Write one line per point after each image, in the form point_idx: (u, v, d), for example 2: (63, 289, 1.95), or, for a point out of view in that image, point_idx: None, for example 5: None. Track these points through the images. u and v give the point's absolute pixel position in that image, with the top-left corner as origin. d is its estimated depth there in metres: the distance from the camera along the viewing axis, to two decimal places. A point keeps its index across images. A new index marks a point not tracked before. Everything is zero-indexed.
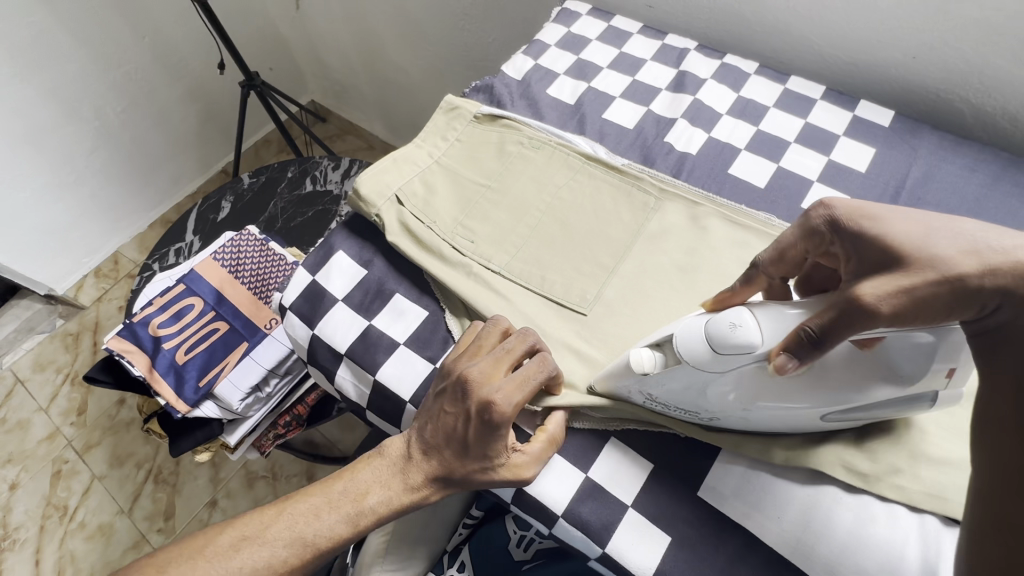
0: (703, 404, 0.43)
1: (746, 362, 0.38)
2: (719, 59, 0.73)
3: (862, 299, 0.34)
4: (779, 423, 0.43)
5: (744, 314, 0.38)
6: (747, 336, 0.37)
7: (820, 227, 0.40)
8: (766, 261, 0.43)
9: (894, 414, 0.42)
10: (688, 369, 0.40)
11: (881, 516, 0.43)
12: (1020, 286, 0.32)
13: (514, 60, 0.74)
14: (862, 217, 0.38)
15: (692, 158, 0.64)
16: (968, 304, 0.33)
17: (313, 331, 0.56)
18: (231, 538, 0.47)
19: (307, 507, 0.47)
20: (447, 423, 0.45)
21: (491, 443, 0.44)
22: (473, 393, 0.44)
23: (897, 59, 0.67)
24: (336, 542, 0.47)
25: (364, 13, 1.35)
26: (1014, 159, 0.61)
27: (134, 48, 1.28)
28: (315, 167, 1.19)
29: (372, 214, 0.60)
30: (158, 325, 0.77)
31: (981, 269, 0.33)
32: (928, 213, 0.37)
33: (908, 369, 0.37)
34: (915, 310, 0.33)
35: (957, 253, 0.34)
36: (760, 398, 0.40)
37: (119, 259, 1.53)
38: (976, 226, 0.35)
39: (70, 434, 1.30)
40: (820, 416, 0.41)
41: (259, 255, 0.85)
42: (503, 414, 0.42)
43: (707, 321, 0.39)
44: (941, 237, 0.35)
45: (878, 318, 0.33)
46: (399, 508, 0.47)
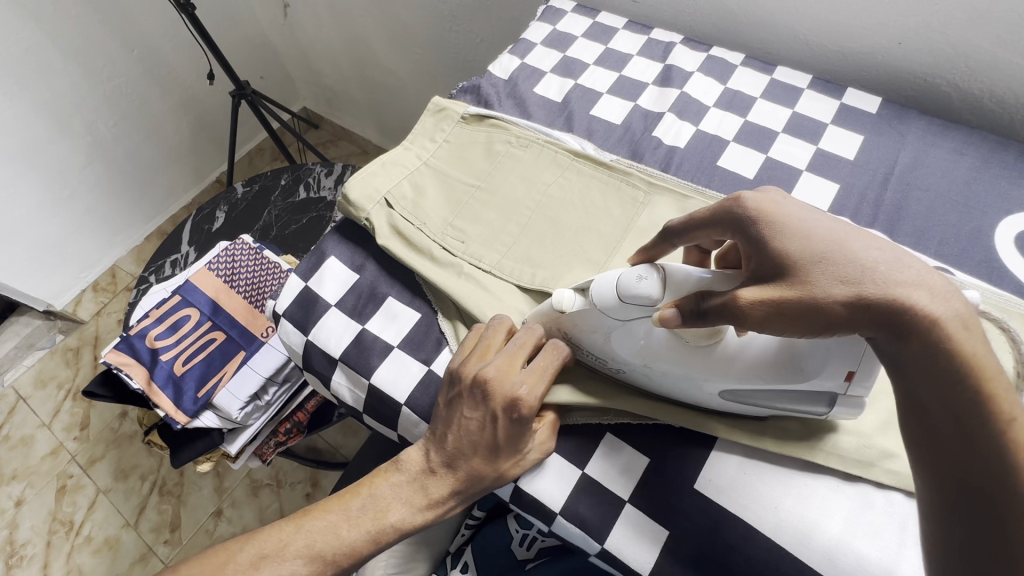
0: (614, 357, 0.45)
1: (642, 314, 0.41)
2: (705, 51, 0.73)
3: (738, 303, 0.33)
4: (684, 394, 0.46)
5: (652, 270, 0.40)
6: (648, 290, 0.39)
7: (729, 216, 0.37)
8: (676, 231, 0.43)
9: (796, 408, 0.43)
10: (597, 314, 0.43)
11: (878, 503, 0.43)
12: (891, 322, 0.30)
13: (499, 60, 0.74)
14: (766, 222, 0.35)
15: (681, 151, 0.64)
16: (837, 330, 0.32)
17: (307, 337, 0.57)
18: (250, 556, 0.47)
19: (326, 525, 0.48)
20: (470, 428, 0.45)
21: (521, 439, 0.44)
22: (497, 395, 0.44)
23: (882, 45, 0.67)
24: (357, 557, 0.47)
25: (352, 18, 1.35)
26: (1004, 141, 0.61)
27: (122, 61, 1.28)
28: (308, 174, 1.19)
29: (362, 219, 0.60)
30: (155, 336, 0.77)
31: (852, 300, 0.31)
32: (836, 230, 0.33)
33: (805, 364, 0.39)
34: (784, 323, 0.33)
35: (837, 283, 0.31)
36: (659, 360, 0.43)
37: (117, 272, 1.53)
38: (876, 253, 0.31)
39: (73, 449, 1.30)
40: (718, 394, 0.43)
41: (253, 263, 0.85)
42: (532, 408, 0.43)
43: (624, 269, 0.42)
44: (832, 263, 0.32)
45: (746, 321, 0.33)
46: (422, 519, 0.48)
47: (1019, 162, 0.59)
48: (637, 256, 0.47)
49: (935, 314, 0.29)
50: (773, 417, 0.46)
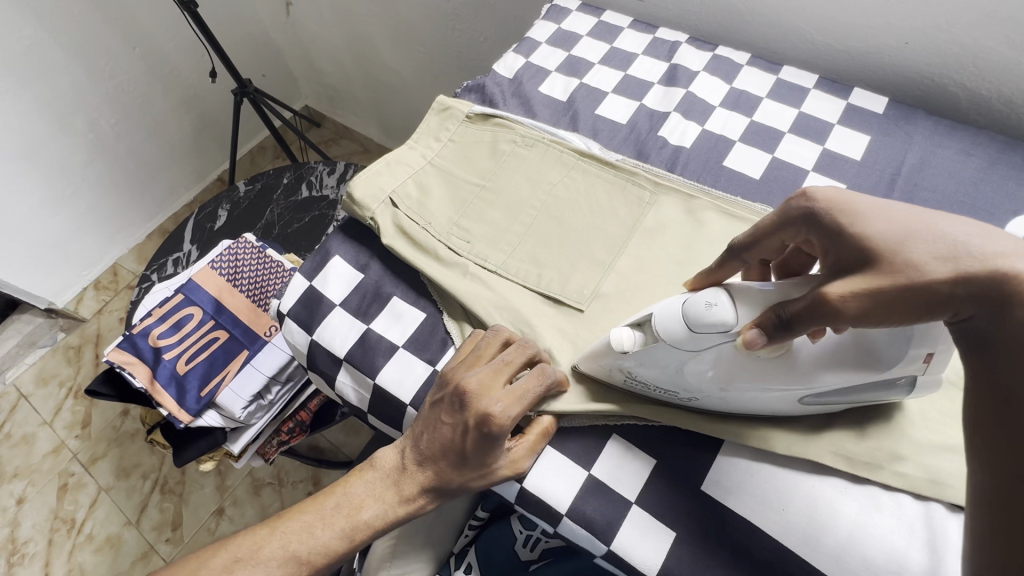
0: (684, 385, 0.44)
1: (720, 340, 0.40)
2: (711, 51, 0.73)
3: (828, 297, 0.34)
4: (756, 408, 0.45)
5: (720, 295, 0.40)
6: (721, 315, 0.39)
7: (798, 217, 0.40)
8: (740, 245, 0.44)
9: (874, 398, 0.44)
10: (666, 348, 0.42)
11: (886, 505, 0.43)
12: (989, 293, 0.31)
13: (504, 59, 0.74)
14: (840, 210, 0.37)
15: (686, 151, 0.64)
16: (939, 310, 0.32)
17: (312, 337, 0.56)
18: (223, 560, 0.48)
19: (299, 526, 0.48)
20: (443, 434, 0.45)
21: (489, 454, 0.44)
22: (470, 405, 0.44)
23: (889, 45, 0.66)
24: (331, 556, 0.48)
25: (354, 17, 1.35)
26: (1012, 141, 0.60)
27: (124, 58, 1.28)
28: (311, 173, 1.19)
29: (366, 218, 0.59)
30: (158, 335, 0.77)
31: (952, 277, 0.32)
32: (914, 212, 0.35)
33: (881, 354, 0.39)
34: (883, 312, 0.33)
35: (931, 258, 0.32)
36: (738, 377, 0.42)
37: (118, 270, 1.53)
38: (962, 228, 0.33)
39: (75, 447, 1.30)
40: (797, 401, 0.43)
41: (256, 262, 0.85)
42: (502, 427, 0.43)
43: (686, 299, 0.41)
44: (920, 240, 0.33)
45: (843, 317, 0.34)
46: (395, 518, 0.48)
47: None
48: (696, 279, 0.47)
49: None
50: (780, 418, 0.46)
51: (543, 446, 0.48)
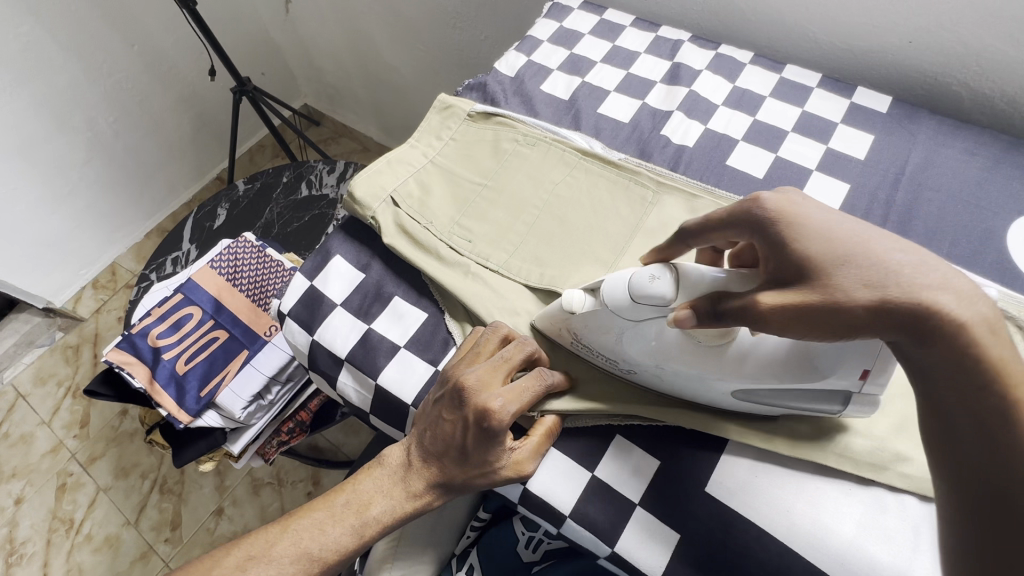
0: (625, 356, 0.45)
1: (655, 314, 0.42)
2: (714, 50, 0.72)
3: (758, 305, 0.34)
4: (692, 393, 0.46)
5: (665, 270, 0.40)
6: (661, 290, 0.40)
7: (744, 219, 0.37)
8: (690, 232, 0.42)
9: (807, 406, 0.43)
10: (608, 313, 0.43)
11: (891, 507, 0.43)
12: (913, 324, 0.30)
13: (506, 57, 0.74)
14: (787, 222, 0.35)
15: (689, 150, 0.63)
16: (860, 333, 0.32)
17: (312, 337, 0.56)
18: (237, 559, 0.47)
19: (311, 523, 0.47)
20: (444, 431, 0.45)
21: (490, 450, 0.44)
22: (467, 401, 0.43)
23: (893, 44, 0.66)
24: (342, 554, 0.47)
25: (354, 15, 1.34)
26: (1016, 141, 0.60)
27: (122, 56, 1.27)
28: (310, 172, 1.18)
29: (368, 217, 0.59)
30: (157, 335, 0.77)
31: (875, 304, 0.31)
32: (857, 233, 0.33)
33: (818, 363, 0.39)
34: (805, 328, 0.33)
35: (859, 285, 0.31)
36: (671, 359, 0.43)
37: (117, 269, 1.52)
38: (898, 255, 0.32)
39: (73, 446, 1.30)
40: (730, 394, 0.44)
41: (256, 262, 0.85)
42: (501, 422, 0.42)
43: (635, 270, 0.42)
44: (853, 265, 0.32)
45: (767, 326, 0.34)
46: (403, 514, 0.48)
47: None
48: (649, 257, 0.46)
49: (962, 318, 0.29)
50: (785, 419, 0.46)
51: (548, 448, 0.47)
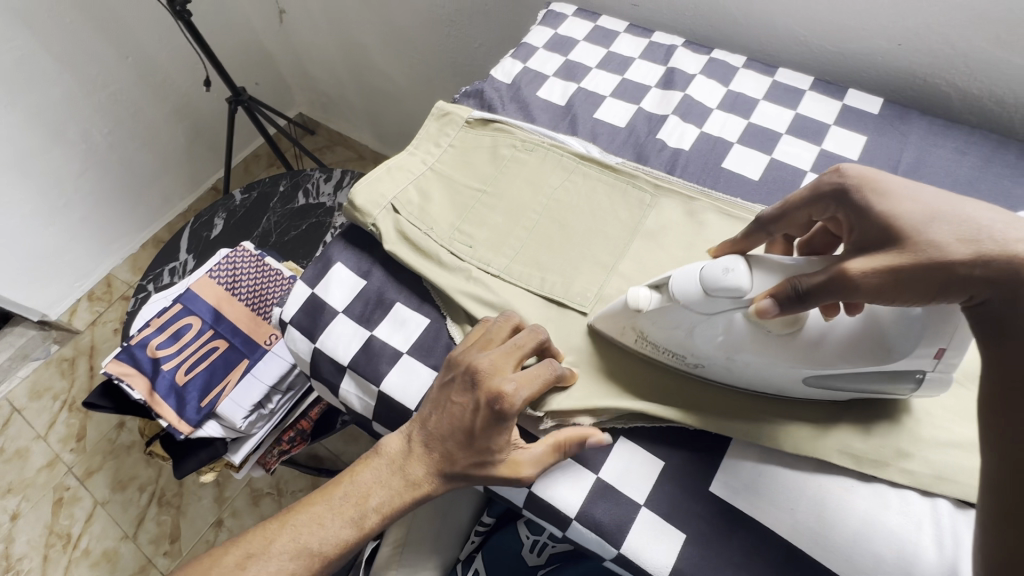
0: (692, 350, 0.46)
1: (731, 307, 0.42)
2: (707, 54, 0.73)
3: (849, 273, 0.35)
4: (765, 383, 0.46)
5: (738, 262, 0.41)
6: (737, 281, 0.40)
7: (829, 194, 0.41)
8: (768, 219, 0.46)
9: (882, 389, 0.44)
10: (680, 309, 0.44)
11: (894, 502, 0.43)
12: (1012, 277, 0.32)
13: (502, 64, 0.74)
14: (870, 188, 0.39)
15: (685, 153, 0.64)
16: (954, 291, 0.34)
17: (314, 344, 0.56)
18: (237, 557, 0.47)
19: (308, 518, 0.47)
20: (454, 413, 0.46)
21: (498, 435, 0.44)
22: (480, 383, 0.45)
23: (883, 47, 0.67)
24: (341, 548, 0.47)
25: (347, 23, 1.35)
26: (1004, 140, 0.61)
27: (117, 67, 1.27)
28: (307, 180, 1.18)
29: (368, 224, 0.59)
30: (156, 346, 0.76)
31: (972, 258, 0.33)
32: (943, 195, 0.36)
33: (893, 343, 0.41)
34: (896, 288, 0.35)
35: (954, 240, 0.34)
36: (742, 350, 0.44)
37: (112, 281, 1.52)
38: (989, 214, 0.35)
39: (70, 460, 1.29)
40: (802, 381, 0.44)
41: (255, 270, 0.85)
42: (513, 406, 0.43)
43: (704, 263, 0.43)
44: (945, 221, 0.35)
45: (858, 291, 0.35)
46: (402, 505, 0.47)
47: (1019, 160, 0.60)
48: (722, 246, 0.49)
49: None
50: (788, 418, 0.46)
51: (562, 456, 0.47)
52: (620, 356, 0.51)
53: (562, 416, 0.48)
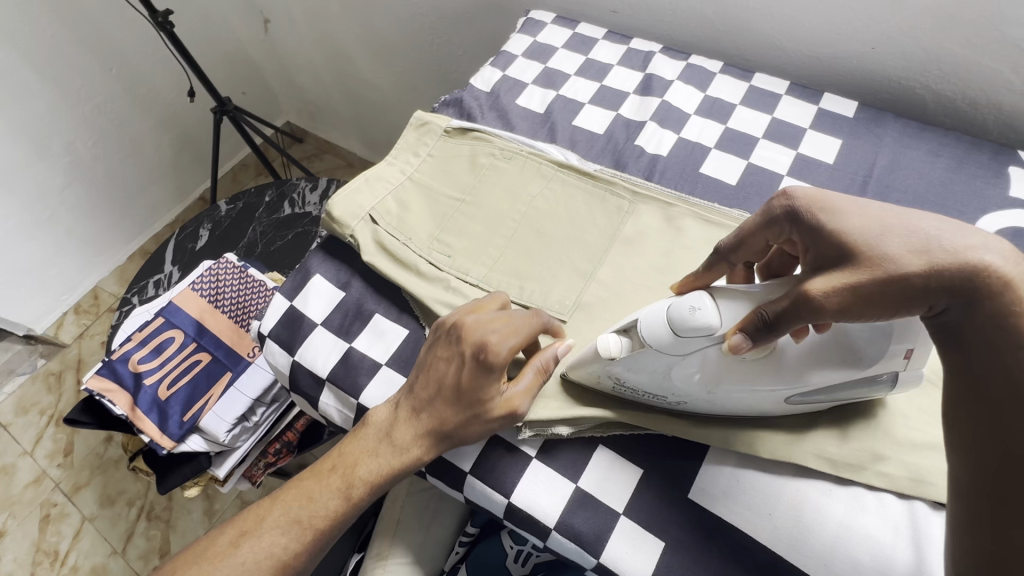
0: (671, 389, 0.44)
1: (705, 344, 0.41)
2: (685, 60, 0.74)
3: (810, 294, 0.35)
4: (744, 407, 0.45)
5: (704, 299, 0.40)
6: (706, 319, 0.40)
7: (781, 217, 0.41)
8: (727, 248, 0.45)
9: (858, 394, 0.44)
10: (651, 353, 0.42)
11: (870, 504, 0.44)
12: (965, 286, 0.33)
13: (481, 72, 0.75)
14: (819, 209, 0.39)
15: (663, 159, 0.64)
16: (915, 303, 0.34)
17: (293, 357, 0.56)
18: (231, 535, 0.47)
19: (299, 493, 0.48)
20: (441, 370, 0.47)
21: (486, 385, 0.45)
22: (464, 336, 0.46)
23: (857, 50, 0.68)
24: (333, 519, 0.47)
25: (331, 32, 1.35)
26: (977, 141, 0.62)
27: (101, 79, 1.27)
28: (293, 190, 1.18)
29: (346, 235, 0.59)
30: (138, 360, 0.76)
31: (925, 270, 0.33)
32: (887, 208, 0.37)
33: (862, 351, 0.40)
34: (857, 306, 0.35)
35: (906, 252, 0.34)
36: (722, 380, 0.42)
37: (99, 293, 1.50)
38: (936, 223, 0.35)
39: (57, 476, 1.27)
40: (785, 401, 0.44)
41: (239, 282, 0.84)
42: (498, 353, 0.44)
43: (669, 302, 0.42)
44: (894, 234, 0.35)
45: (824, 314, 0.35)
46: (392, 471, 0.47)
47: (992, 161, 0.60)
48: (684, 281, 0.47)
49: (1008, 276, 0.32)
50: (767, 422, 0.46)
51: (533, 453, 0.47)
52: None
53: (540, 426, 0.48)
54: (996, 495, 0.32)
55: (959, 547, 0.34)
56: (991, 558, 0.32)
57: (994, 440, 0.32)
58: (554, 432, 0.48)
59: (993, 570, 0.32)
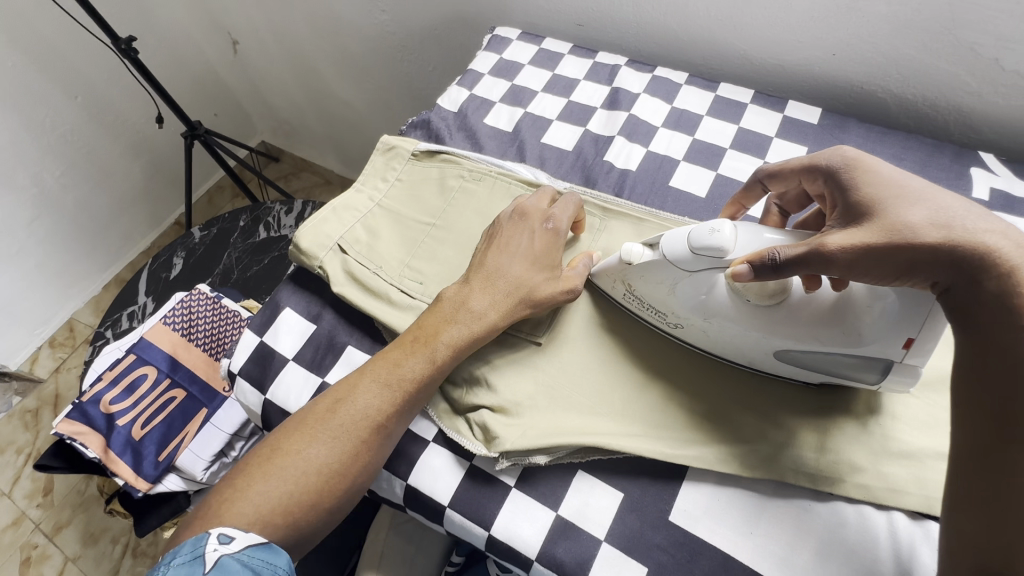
0: (673, 309, 0.49)
1: (713, 267, 0.45)
2: (650, 72, 0.74)
3: (826, 247, 0.38)
4: (736, 352, 0.48)
5: (725, 224, 0.44)
6: (720, 241, 0.43)
7: (823, 167, 0.45)
8: (768, 174, 0.50)
9: (847, 375, 0.45)
10: (667, 266, 0.47)
11: (850, 517, 0.44)
12: (973, 264, 0.34)
13: (448, 92, 0.74)
14: (861, 171, 0.42)
15: (633, 174, 0.64)
16: (919, 272, 0.36)
17: (264, 396, 0.54)
18: (325, 404, 0.47)
19: (386, 362, 0.48)
20: (512, 241, 0.52)
21: (556, 249, 0.52)
22: (533, 214, 0.54)
23: (818, 57, 0.69)
24: (421, 383, 0.48)
25: (302, 52, 1.34)
26: (938, 144, 0.63)
27: (66, 108, 1.24)
28: (268, 213, 1.16)
29: (315, 267, 0.58)
30: (110, 401, 0.74)
31: (940, 242, 0.35)
32: (926, 186, 0.39)
33: (863, 328, 0.42)
34: (867, 263, 0.37)
35: (927, 224, 0.36)
36: (720, 314, 0.46)
37: (75, 325, 1.47)
38: (966, 208, 0.37)
39: (37, 516, 1.24)
40: (775, 355, 0.46)
41: (212, 314, 0.81)
42: (562, 222, 0.54)
43: (692, 227, 0.46)
44: (920, 206, 0.37)
45: (833, 265, 0.38)
46: (478, 333, 0.49)
47: (954, 163, 0.61)
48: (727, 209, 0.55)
49: (1013, 263, 0.33)
50: (742, 440, 0.46)
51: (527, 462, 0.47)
52: (577, 384, 0.50)
53: (518, 456, 0.47)
54: (997, 477, 0.32)
55: (959, 532, 0.34)
56: (994, 541, 0.32)
57: (990, 424, 0.33)
58: (532, 461, 0.47)
59: (994, 549, 0.32)
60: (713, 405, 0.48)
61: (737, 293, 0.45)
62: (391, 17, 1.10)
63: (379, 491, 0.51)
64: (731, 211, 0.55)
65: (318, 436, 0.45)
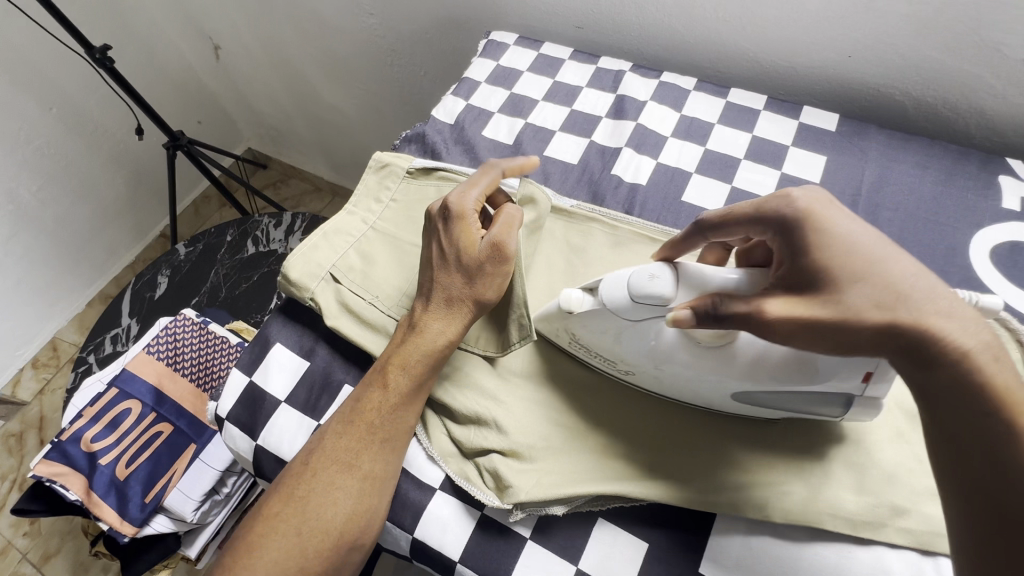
0: (622, 358, 0.45)
1: (655, 316, 0.42)
2: (656, 78, 0.70)
3: (764, 315, 0.34)
4: (691, 396, 0.45)
5: (664, 269, 0.41)
6: (660, 289, 0.40)
7: (772, 220, 0.37)
8: (709, 224, 0.42)
9: (810, 411, 0.42)
10: (609, 314, 0.43)
11: (893, 565, 0.40)
12: (919, 348, 0.31)
13: (443, 103, 0.70)
14: (812, 228, 0.35)
15: (643, 189, 0.60)
16: (861, 352, 0.33)
17: (256, 442, 0.51)
18: (297, 462, 0.44)
19: (347, 403, 0.46)
20: (431, 252, 0.49)
21: (465, 230, 0.47)
22: (447, 203, 0.48)
23: (833, 60, 0.65)
24: (384, 412, 0.44)
25: (288, 59, 1.29)
26: (964, 150, 0.60)
27: (39, 121, 1.18)
28: (256, 227, 1.12)
29: (306, 299, 0.54)
30: (91, 438, 0.69)
31: (883, 327, 0.32)
32: (873, 250, 0.34)
33: (819, 365, 0.38)
34: (808, 341, 0.34)
35: (870, 306, 0.32)
36: (671, 361, 0.43)
37: (58, 344, 1.41)
38: (910, 272, 0.33)
39: (24, 546, 1.19)
40: (732, 398, 0.42)
41: (199, 341, 0.77)
42: (457, 203, 0.48)
43: (631, 270, 0.42)
44: (866, 282, 0.33)
45: (771, 335, 0.35)
46: (424, 348, 0.46)
47: (981, 171, 0.58)
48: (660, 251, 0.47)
49: (966, 347, 0.30)
50: (778, 482, 0.42)
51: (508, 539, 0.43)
52: (592, 421, 0.47)
53: (533, 507, 0.43)
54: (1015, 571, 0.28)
55: None
56: None
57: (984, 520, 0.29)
58: (550, 512, 0.43)
59: None
60: (721, 443, 0.44)
61: (688, 336, 0.42)
62: (380, 20, 1.06)
63: (384, 543, 0.48)
64: (662, 255, 0.46)
65: (292, 496, 0.42)
